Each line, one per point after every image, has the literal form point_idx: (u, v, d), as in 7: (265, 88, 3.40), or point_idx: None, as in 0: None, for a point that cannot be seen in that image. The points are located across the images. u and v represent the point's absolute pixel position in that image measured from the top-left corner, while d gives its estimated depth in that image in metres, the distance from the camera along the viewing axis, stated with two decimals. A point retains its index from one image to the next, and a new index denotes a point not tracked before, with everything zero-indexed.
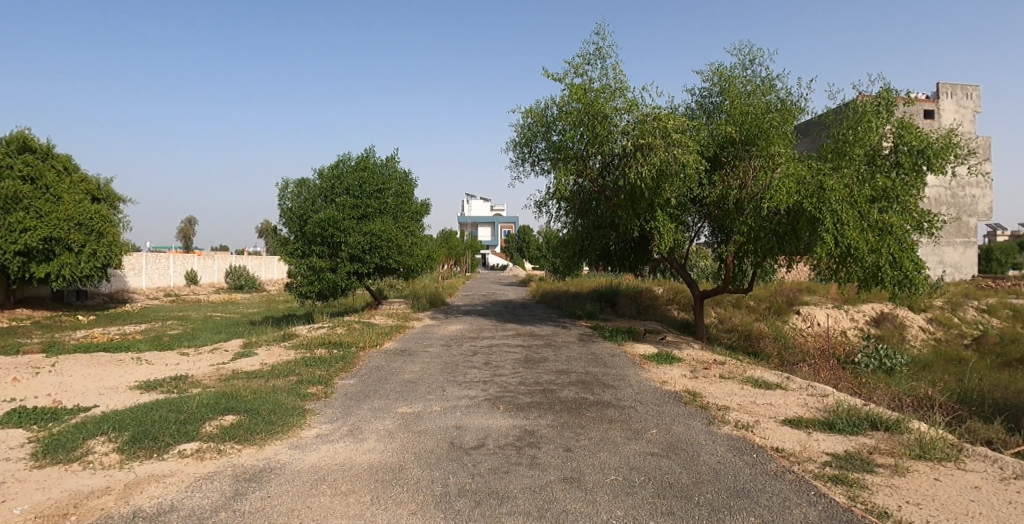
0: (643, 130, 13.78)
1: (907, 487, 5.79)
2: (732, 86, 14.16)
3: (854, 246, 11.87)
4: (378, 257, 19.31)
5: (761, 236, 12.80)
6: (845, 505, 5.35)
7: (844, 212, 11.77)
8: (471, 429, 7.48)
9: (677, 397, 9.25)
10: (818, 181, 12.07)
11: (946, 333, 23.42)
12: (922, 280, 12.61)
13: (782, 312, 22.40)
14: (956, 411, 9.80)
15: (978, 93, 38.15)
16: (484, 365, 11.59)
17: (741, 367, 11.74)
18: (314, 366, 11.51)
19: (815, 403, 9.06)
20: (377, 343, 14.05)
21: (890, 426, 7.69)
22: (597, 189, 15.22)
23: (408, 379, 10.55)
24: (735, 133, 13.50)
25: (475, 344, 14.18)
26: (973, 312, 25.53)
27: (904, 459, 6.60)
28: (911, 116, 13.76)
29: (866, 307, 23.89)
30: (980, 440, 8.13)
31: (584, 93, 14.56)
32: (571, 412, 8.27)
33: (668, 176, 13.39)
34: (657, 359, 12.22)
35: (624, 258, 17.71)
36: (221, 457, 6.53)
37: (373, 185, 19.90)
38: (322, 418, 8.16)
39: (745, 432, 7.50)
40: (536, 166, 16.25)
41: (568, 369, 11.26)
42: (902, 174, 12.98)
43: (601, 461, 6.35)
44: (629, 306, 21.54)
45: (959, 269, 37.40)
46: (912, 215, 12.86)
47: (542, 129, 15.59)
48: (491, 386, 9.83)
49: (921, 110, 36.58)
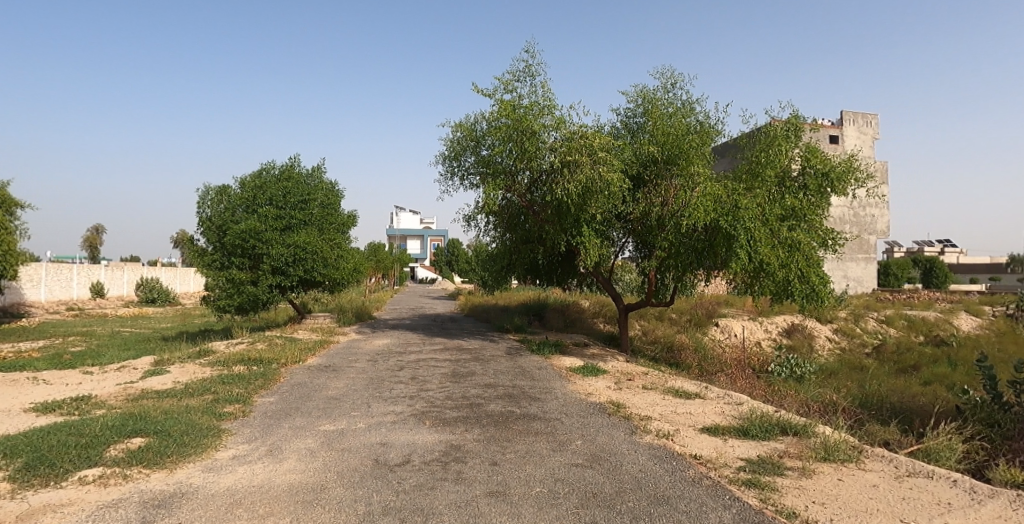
0: (570, 147, 14.06)
1: (814, 488, 6.17)
2: (655, 108, 14.72)
3: (766, 261, 12.60)
4: (302, 270, 18.66)
5: (682, 252, 13.39)
6: (757, 507, 5.65)
7: (756, 229, 12.49)
8: (396, 445, 7.34)
9: (601, 408, 9.46)
10: (733, 201, 12.76)
11: (849, 342, 25.15)
12: (827, 293, 13.56)
13: (701, 324, 23.45)
14: (857, 415, 10.61)
15: (876, 121, 41.56)
16: (410, 380, 11.41)
17: (663, 378, 12.17)
18: (232, 383, 10.99)
19: (731, 411, 9.50)
20: (300, 359, 13.57)
21: (798, 430, 8.18)
22: (525, 204, 15.40)
23: (331, 395, 10.25)
24: (657, 152, 13.98)
25: (402, 358, 13.99)
26: (873, 322, 27.49)
27: (810, 462, 7.04)
28: (818, 140, 14.74)
29: (777, 319, 25.35)
30: (878, 441, 8.81)
31: (513, 110, 14.66)
32: (498, 425, 8.28)
33: (592, 193, 13.70)
34: (583, 371, 12.46)
35: (551, 272, 17.92)
36: (127, 482, 6.12)
37: (298, 196, 19.28)
38: (239, 438, 7.79)
39: (666, 441, 7.76)
40: (464, 180, 16.28)
41: (495, 382, 11.27)
42: (809, 195, 13.90)
43: (526, 474, 6.39)
44: (557, 319, 21.86)
45: (861, 283, 40.41)
46: (817, 233, 13.77)
47: (471, 144, 15.66)
48: (417, 401, 9.70)
49: (827, 135, 39.57)
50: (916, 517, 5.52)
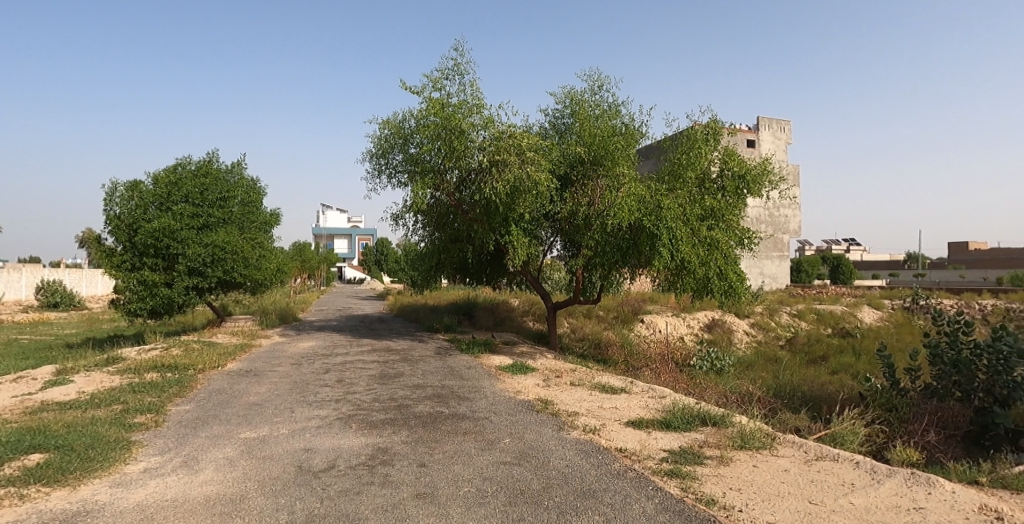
0: (499, 147, 14.11)
1: (731, 475, 6.49)
2: (582, 109, 15.00)
3: (687, 259, 13.13)
4: (221, 271, 17.81)
5: (607, 251, 13.75)
6: (678, 496, 5.88)
7: (678, 228, 12.99)
8: (321, 451, 7.15)
9: (530, 406, 9.56)
10: (656, 201, 13.21)
11: (765, 335, 26.58)
12: (743, 289, 14.26)
13: (628, 321, 24.15)
14: (770, 404, 11.24)
15: (789, 127, 44.09)
16: (336, 383, 11.14)
17: (590, 374, 12.44)
18: (143, 392, 10.35)
19: (654, 404, 9.84)
20: (219, 364, 12.96)
21: (716, 421, 8.58)
22: (454, 203, 15.35)
23: (253, 401, 9.85)
24: (584, 153, 14.27)
25: (328, 361, 13.62)
26: (787, 316, 29.17)
27: (727, 450, 7.40)
28: (735, 144, 15.46)
29: (699, 315, 26.46)
30: (790, 429, 9.36)
31: (442, 108, 14.58)
32: (426, 426, 8.22)
33: (521, 192, 13.82)
34: (512, 369, 12.56)
35: (481, 271, 17.94)
36: (23, 503, 5.64)
37: (217, 193, 18.40)
38: (151, 450, 7.36)
39: (592, 436, 7.94)
40: (392, 178, 16.04)
41: (424, 383, 11.17)
42: (727, 196, 14.57)
43: (455, 474, 6.38)
44: (487, 318, 21.93)
45: (775, 280, 42.80)
46: (734, 232, 14.46)
47: (399, 141, 15.44)
48: (344, 404, 9.48)
49: (745, 140, 41.65)
50: (821, 498, 5.91)
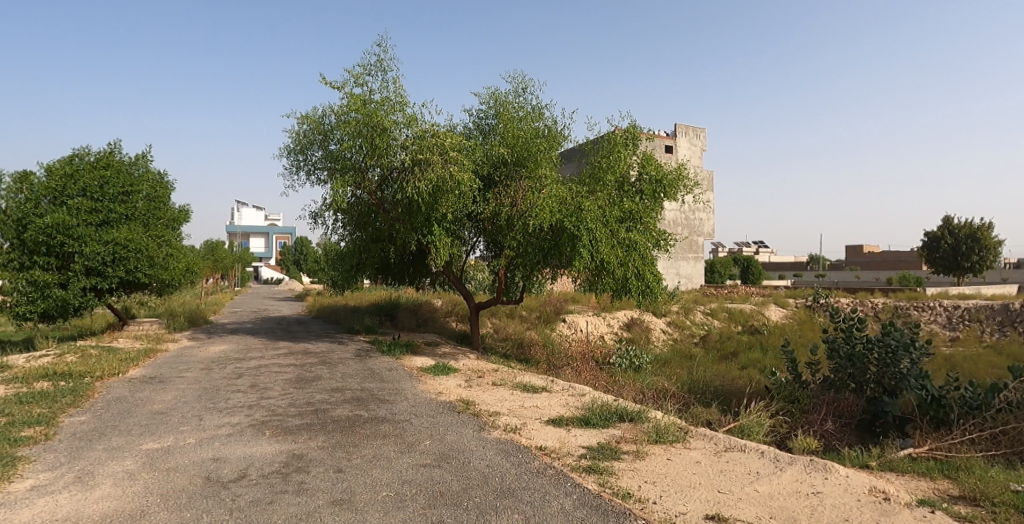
0: (422, 145, 13.99)
1: (646, 468, 6.76)
2: (506, 111, 15.11)
3: (606, 260, 13.54)
4: (123, 270, 16.68)
5: (529, 251, 13.99)
6: (596, 492, 6.06)
7: (597, 230, 13.37)
8: (232, 460, 6.85)
9: (451, 407, 9.56)
10: (577, 203, 13.56)
11: (680, 333, 27.78)
12: (660, 289, 14.83)
13: (550, 320, 24.59)
14: (683, 399, 11.77)
15: (704, 134, 46.25)
16: (249, 389, 10.69)
17: (512, 374, 12.58)
18: (30, 402, 9.53)
19: (574, 402, 10.08)
20: (119, 371, 12.12)
21: (633, 417, 8.89)
22: (375, 201, 15.10)
23: (157, 410, 9.29)
24: (507, 154, 14.43)
25: (241, 365, 13.04)
26: (700, 314, 30.60)
27: (643, 445, 7.70)
28: (653, 149, 16.05)
29: (618, 314, 27.31)
30: (701, 422, 9.84)
31: (363, 105, 14.30)
32: (345, 431, 8.05)
33: (443, 192, 13.73)
34: (434, 370, 12.50)
35: (403, 271, 17.74)
36: None
37: (118, 187, 17.18)
38: (39, 466, 6.78)
39: (513, 435, 8.04)
40: (311, 175, 15.58)
41: (342, 386, 10.93)
42: (644, 199, 15.10)
43: (373, 479, 6.30)
44: (410, 319, 21.70)
45: (691, 280, 44.82)
46: (651, 234, 15.03)
47: (319, 137, 15.02)
48: (257, 410, 9.12)
49: (663, 146, 43.33)
50: (728, 487, 6.26)
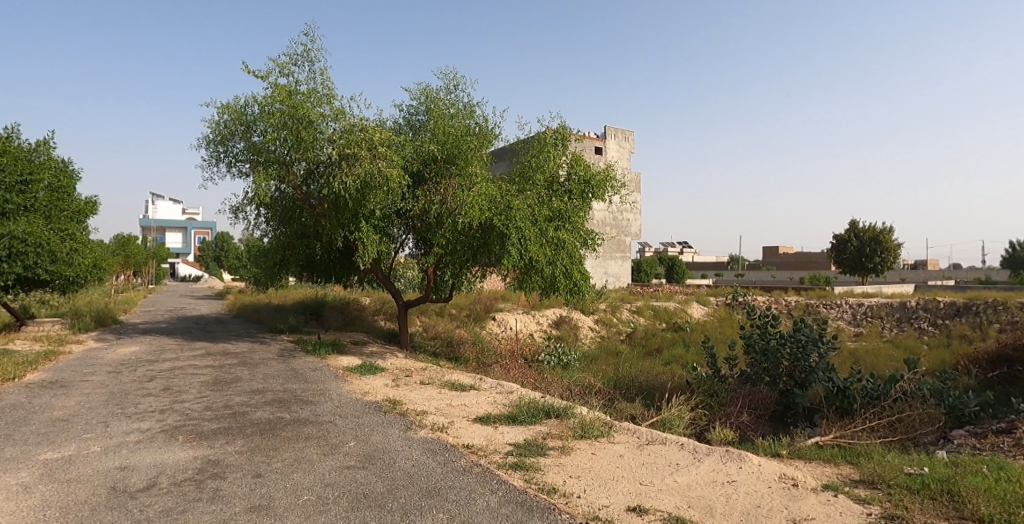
0: (349, 140, 13.69)
1: (571, 464, 6.95)
2: (437, 107, 15.03)
3: (535, 258, 13.75)
4: (21, 266, 15.31)
5: (458, 249, 14.06)
6: (521, 488, 6.18)
7: (526, 228, 13.55)
8: (141, 468, 6.52)
9: (378, 407, 9.46)
10: (505, 202, 13.71)
11: (607, 331, 28.56)
12: (587, 287, 15.18)
13: (479, 318, 24.70)
14: (608, 395, 12.14)
15: (632, 137, 47.63)
16: (162, 392, 10.16)
17: (440, 372, 12.56)
18: None
19: (501, 400, 10.20)
20: (14, 375, 11.22)
21: (559, 413, 9.10)
22: (300, 196, 14.67)
23: (57, 416, 8.68)
24: (437, 151, 14.34)
25: (154, 367, 12.38)
26: (627, 312, 31.56)
27: (568, 440, 7.91)
28: (582, 150, 16.39)
29: (547, 312, 27.77)
30: (625, 416, 10.19)
31: (288, 96, 13.85)
32: (266, 434, 7.82)
33: (371, 188, 13.50)
34: (361, 370, 12.31)
35: (330, 269, 17.34)
36: None
37: (17, 174, 15.72)
38: None
39: (440, 434, 8.06)
40: (232, 167, 14.95)
41: (263, 387, 10.58)
42: (573, 199, 15.40)
43: (294, 482, 6.16)
44: (337, 317, 21.24)
45: (618, 279, 46.11)
46: (579, 234, 15.36)
47: (241, 128, 14.43)
48: (171, 415, 8.70)
49: (592, 147, 44.31)
50: (648, 479, 6.53)
